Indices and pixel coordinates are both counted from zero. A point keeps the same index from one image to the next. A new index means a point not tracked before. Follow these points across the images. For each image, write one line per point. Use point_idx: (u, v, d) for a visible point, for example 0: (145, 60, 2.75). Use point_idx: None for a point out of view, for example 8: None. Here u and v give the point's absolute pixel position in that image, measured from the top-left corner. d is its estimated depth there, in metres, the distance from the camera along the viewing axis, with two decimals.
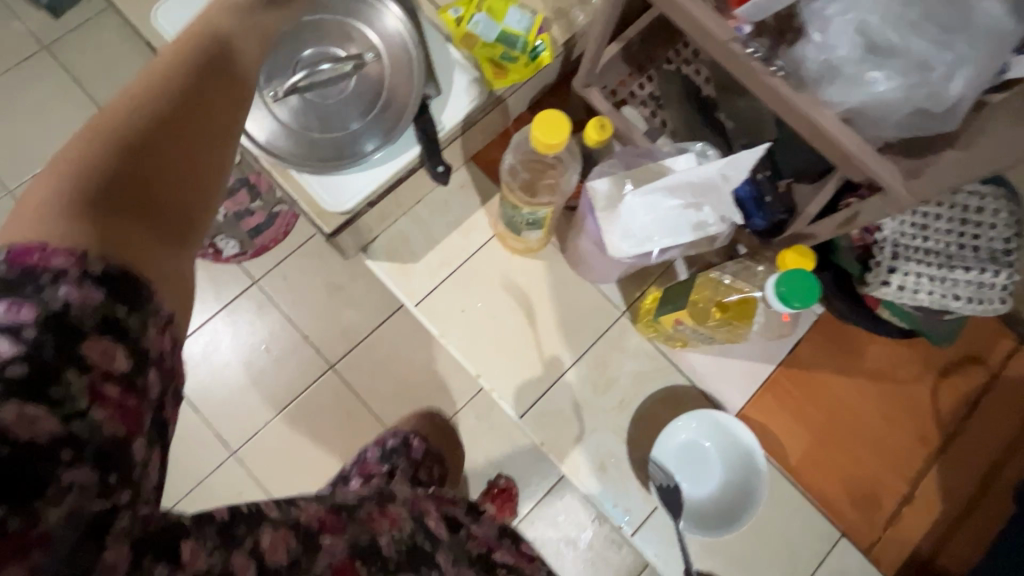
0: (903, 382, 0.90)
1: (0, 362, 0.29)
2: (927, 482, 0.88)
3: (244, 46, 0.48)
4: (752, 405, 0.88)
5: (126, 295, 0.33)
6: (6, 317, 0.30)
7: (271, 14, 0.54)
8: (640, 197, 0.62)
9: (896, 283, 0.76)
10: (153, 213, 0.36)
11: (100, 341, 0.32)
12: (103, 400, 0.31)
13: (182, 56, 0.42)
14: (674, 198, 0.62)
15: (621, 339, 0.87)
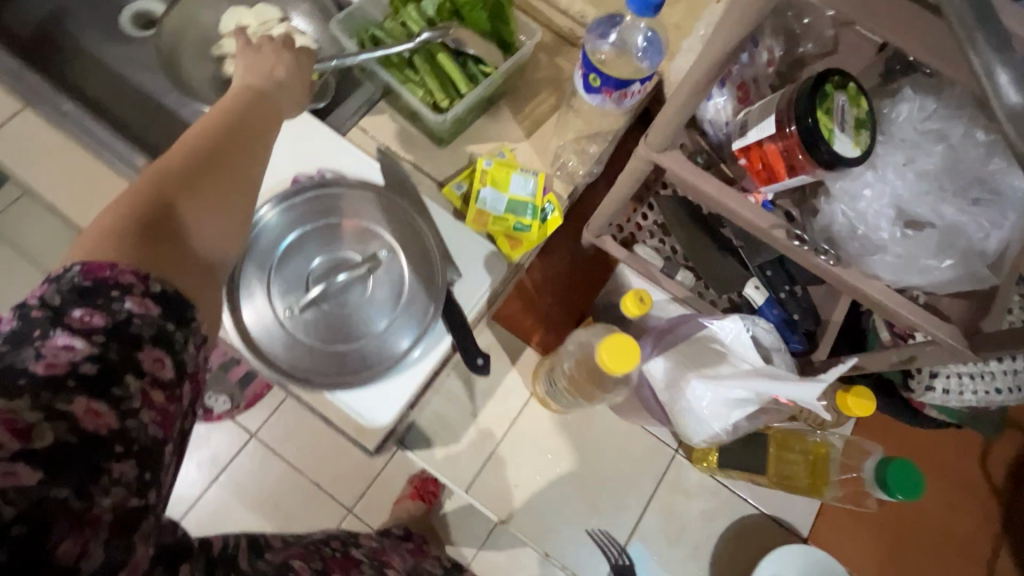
0: (953, 463, 0.90)
1: (76, 360, 0.33)
2: (1000, 562, 0.87)
3: (269, 116, 0.56)
4: (823, 521, 0.85)
5: (175, 314, 0.38)
6: (81, 321, 0.35)
7: (290, 89, 0.62)
8: (709, 385, 0.62)
9: (938, 388, 0.77)
10: (184, 250, 0.41)
11: (154, 351, 0.36)
12: (151, 403, 0.36)
13: (215, 118, 0.51)
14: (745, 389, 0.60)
15: (680, 480, 0.85)
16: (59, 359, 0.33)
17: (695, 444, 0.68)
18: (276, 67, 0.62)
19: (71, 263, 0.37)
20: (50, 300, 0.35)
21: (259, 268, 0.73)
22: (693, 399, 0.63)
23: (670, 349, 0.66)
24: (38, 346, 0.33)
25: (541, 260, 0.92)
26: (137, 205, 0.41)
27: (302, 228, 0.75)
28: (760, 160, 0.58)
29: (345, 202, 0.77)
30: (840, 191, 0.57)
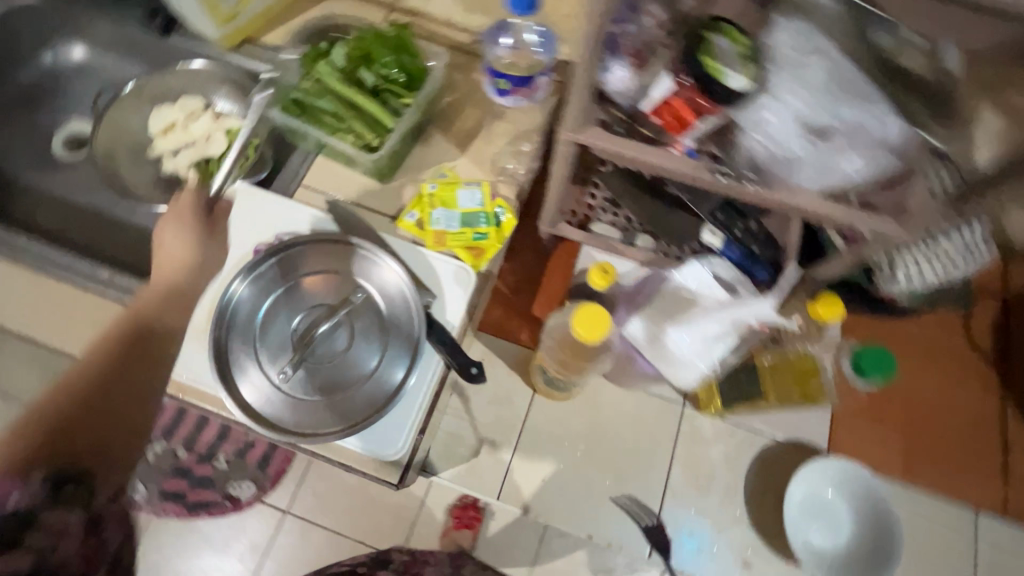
0: (941, 342, 0.93)
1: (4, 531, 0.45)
2: (1013, 421, 0.90)
3: (170, 313, 0.66)
4: (836, 430, 0.88)
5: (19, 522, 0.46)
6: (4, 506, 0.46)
7: (199, 264, 0.75)
8: (685, 331, 0.66)
9: (902, 278, 0.80)
10: (101, 431, 0.53)
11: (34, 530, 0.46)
12: (66, 547, 0.47)
13: (112, 330, 0.62)
14: (716, 325, 0.66)
15: (695, 430, 0.87)
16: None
17: (686, 387, 0.72)
18: (172, 244, 0.74)
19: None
20: None
21: (244, 342, 0.75)
22: (685, 351, 0.67)
23: (648, 314, 0.69)
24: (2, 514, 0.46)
25: (511, 263, 0.96)
26: (53, 404, 0.53)
27: (275, 295, 0.78)
28: (671, 113, 0.63)
29: (309, 258, 0.80)
30: (748, 121, 0.61)
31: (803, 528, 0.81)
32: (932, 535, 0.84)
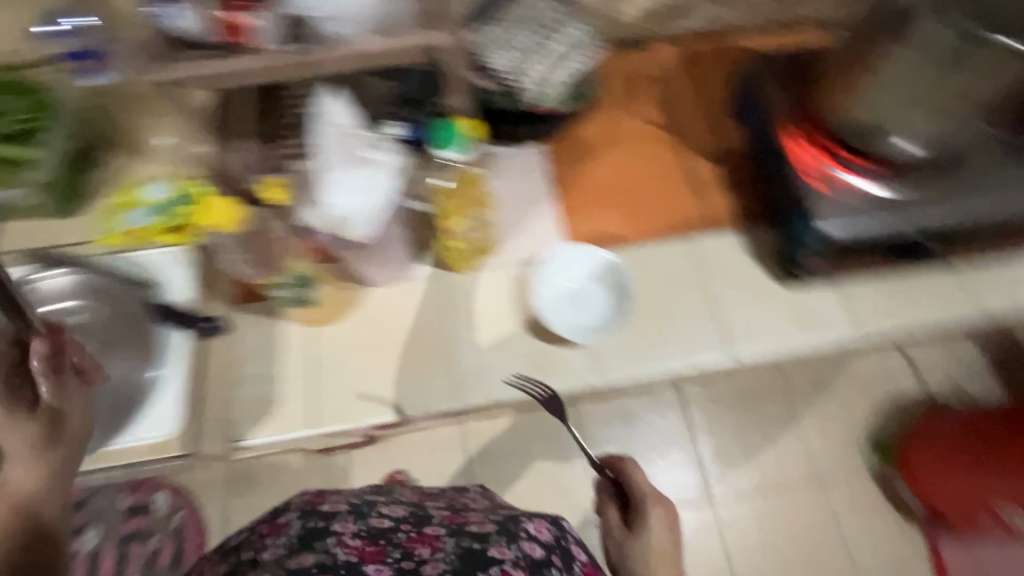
0: (619, 128, 1.11)
1: None
2: (692, 159, 1.08)
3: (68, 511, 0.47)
4: (566, 231, 1.02)
5: None
6: None
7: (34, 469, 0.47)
8: (338, 187, 0.77)
9: (550, 91, 0.97)
10: None
11: None
12: None
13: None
14: (360, 170, 0.78)
15: (456, 287, 0.96)
16: None
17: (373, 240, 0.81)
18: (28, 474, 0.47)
19: None
20: None
21: None
22: (341, 185, 0.77)
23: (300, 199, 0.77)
24: None
25: None
26: None
27: None
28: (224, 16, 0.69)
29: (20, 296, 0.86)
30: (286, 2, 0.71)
31: (560, 315, 0.93)
32: (668, 271, 0.99)
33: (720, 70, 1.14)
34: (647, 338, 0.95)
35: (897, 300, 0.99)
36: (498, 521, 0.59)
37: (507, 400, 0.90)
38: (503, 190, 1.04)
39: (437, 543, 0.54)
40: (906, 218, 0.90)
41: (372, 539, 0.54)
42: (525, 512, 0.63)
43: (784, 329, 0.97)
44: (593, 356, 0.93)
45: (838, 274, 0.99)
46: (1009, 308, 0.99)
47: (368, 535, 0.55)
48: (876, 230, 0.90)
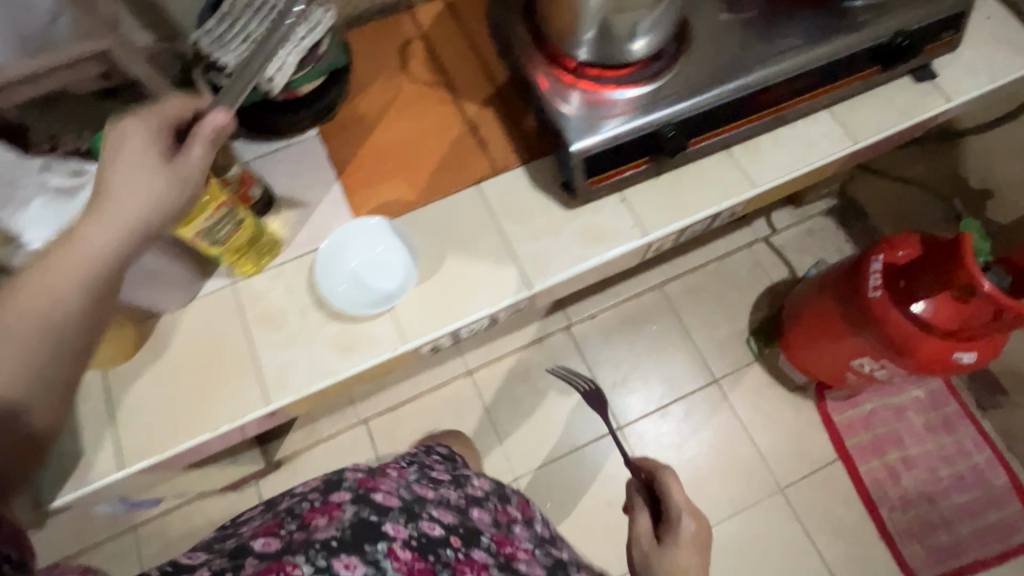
0: (395, 96, 1.11)
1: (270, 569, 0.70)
2: (470, 109, 1.09)
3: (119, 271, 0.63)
4: (354, 207, 1.01)
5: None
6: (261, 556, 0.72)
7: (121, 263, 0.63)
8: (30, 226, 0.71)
9: (274, 73, 0.92)
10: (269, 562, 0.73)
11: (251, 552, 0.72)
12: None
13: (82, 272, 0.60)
14: (39, 201, 0.73)
15: (251, 291, 0.95)
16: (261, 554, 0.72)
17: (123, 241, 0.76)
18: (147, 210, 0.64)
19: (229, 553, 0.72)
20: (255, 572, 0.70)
21: None
22: (31, 212, 0.72)
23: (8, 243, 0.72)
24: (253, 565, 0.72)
25: None
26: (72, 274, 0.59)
27: None
28: None
29: None
30: None
31: (348, 295, 0.94)
32: (457, 221, 1.00)
33: (464, 18, 1.16)
34: (447, 291, 0.95)
35: (674, 193, 1.02)
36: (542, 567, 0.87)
37: (317, 386, 0.89)
38: (282, 185, 1.03)
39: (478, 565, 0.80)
40: (647, 115, 0.91)
41: (418, 548, 0.77)
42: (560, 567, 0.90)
43: (579, 248, 0.99)
44: (395, 322, 0.93)
45: (648, 180, 1.02)
46: (778, 175, 1.04)
47: (416, 547, 0.77)
48: (622, 133, 0.91)
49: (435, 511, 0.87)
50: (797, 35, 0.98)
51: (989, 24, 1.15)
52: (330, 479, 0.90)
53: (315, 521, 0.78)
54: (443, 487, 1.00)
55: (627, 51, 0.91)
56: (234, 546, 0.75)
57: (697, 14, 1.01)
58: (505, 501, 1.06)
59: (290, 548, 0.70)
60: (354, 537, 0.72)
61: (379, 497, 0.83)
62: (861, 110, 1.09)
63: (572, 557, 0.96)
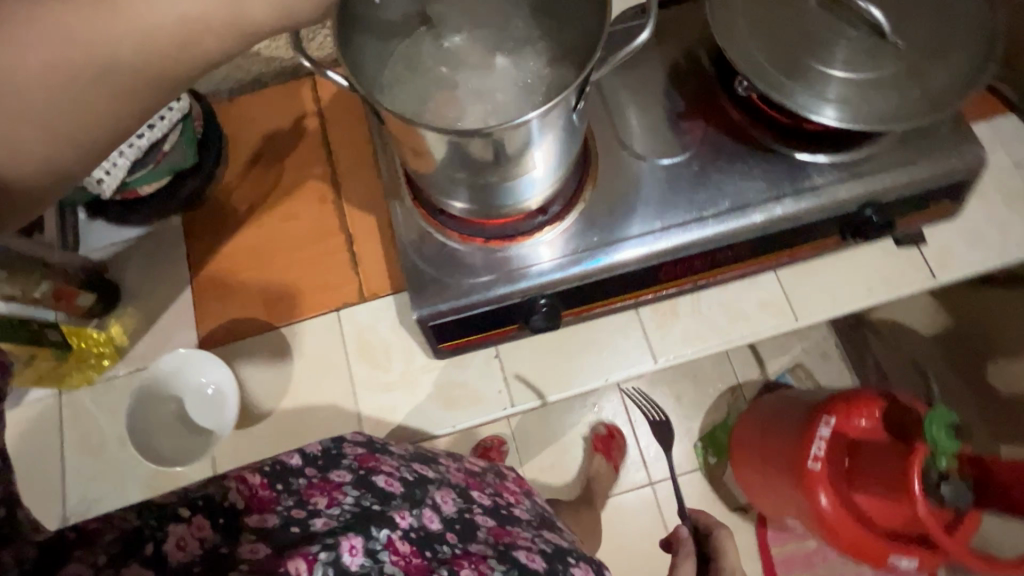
0: (273, 188, 0.97)
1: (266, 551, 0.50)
2: (350, 216, 0.95)
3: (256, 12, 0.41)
4: (201, 321, 0.91)
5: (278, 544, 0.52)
6: (251, 551, 0.50)
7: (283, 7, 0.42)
8: None
9: (104, 175, 0.80)
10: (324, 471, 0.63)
11: (247, 544, 0.50)
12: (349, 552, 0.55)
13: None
14: None
15: (72, 406, 0.87)
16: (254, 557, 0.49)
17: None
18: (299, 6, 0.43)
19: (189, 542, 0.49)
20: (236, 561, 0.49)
21: None
22: None
23: None
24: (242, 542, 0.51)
25: None
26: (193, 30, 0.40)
27: None
28: None
29: None
30: None
31: (162, 442, 0.83)
32: (305, 355, 0.88)
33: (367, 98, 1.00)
34: (276, 441, 0.85)
35: (556, 358, 0.88)
36: (547, 556, 0.61)
37: None
38: (132, 284, 0.94)
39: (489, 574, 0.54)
40: (513, 284, 0.75)
41: (419, 544, 0.55)
42: (576, 554, 0.65)
43: (432, 411, 0.86)
44: (213, 467, 0.85)
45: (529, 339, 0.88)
46: (689, 350, 0.87)
47: (416, 541, 0.55)
48: (480, 304, 0.76)
49: (437, 493, 0.63)
50: (731, 193, 0.78)
51: (1018, 178, 0.90)
52: (330, 450, 0.65)
53: (313, 496, 0.57)
54: (441, 458, 0.75)
55: (500, 208, 0.74)
56: (230, 504, 0.54)
57: (611, 148, 0.82)
58: (500, 479, 0.81)
59: (289, 529, 0.53)
60: (356, 524, 0.53)
61: (381, 481, 0.61)
62: (816, 277, 0.88)
63: (575, 544, 0.68)
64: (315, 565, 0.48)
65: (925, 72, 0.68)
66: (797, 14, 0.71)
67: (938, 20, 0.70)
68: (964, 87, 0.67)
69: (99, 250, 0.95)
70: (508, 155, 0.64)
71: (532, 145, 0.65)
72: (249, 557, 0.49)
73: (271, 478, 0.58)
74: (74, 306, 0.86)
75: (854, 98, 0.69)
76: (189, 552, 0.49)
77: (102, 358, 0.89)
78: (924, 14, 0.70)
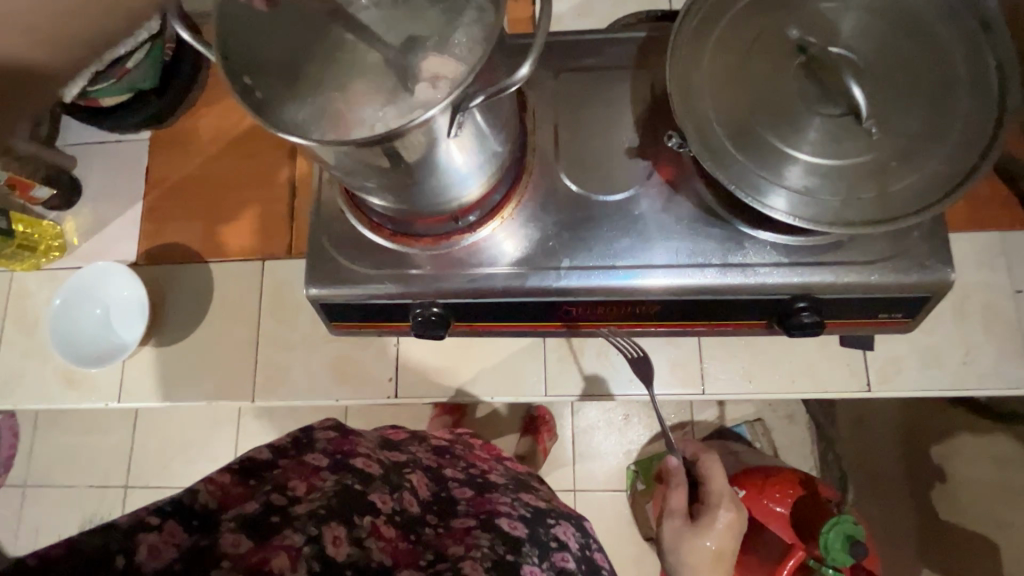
0: (238, 124, 0.98)
1: (249, 543, 0.56)
2: (300, 170, 0.95)
3: None
4: (144, 238, 0.96)
5: (256, 535, 0.57)
6: (232, 542, 0.55)
7: None
8: None
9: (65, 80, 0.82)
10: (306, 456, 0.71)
11: (229, 537, 0.55)
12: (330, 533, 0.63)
13: None
14: None
15: (20, 287, 0.95)
16: (236, 544, 0.55)
17: None
18: None
19: (162, 536, 0.53)
20: (231, 556, 0.54)
21: None
22: None
23: None
24: (223, 537, 0.55)
25: None
26: None
27: None
28: None
29: None
30: None
31: (82, 342, 0.91)
32: (222, 297, 0.92)
33: None
34: (178, 369, 0.90)
35: (452, 363, 0.89)
36: (526, 521, 0.76)
37: (31, 407, 0.91)
38: (93, 185, 0.98)
39: (472, 542, 0.69)
40: (407, 286, 0.75)
41: (402, 526, 0.69)
42: (555, 514, 0.83)
43: (321, 381, 0.88)
44: (122, 376, 0.91)
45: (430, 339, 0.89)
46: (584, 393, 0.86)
47: (399, 524, 0.69)
48: (373, 297, 0.76)
49: (413, 476, 0.79)
50: (656, 249, 0.73)
51: (1011, 308, 0.79)
52: (299, 438, 0.74)
53: (291, 482, 0.65)
54: (409, 442, 0.90)
55: (407, 209, 0.71)
56: (204, 504, 0.59)
57: (550, 169, 0.77)
58: (471, 448, 0.96)
59: (269, 518, 0.59)
60: (340, 514, 0.62)
61: (359, 464, 0.72)
62: (737, 354, 0.83)
63: (552, 504, 0.85)
64: (298, 560, 0.55)
65: (887, 173, 0.59)
66: (769, 71, 0.63)
67: (932, 115, 0.59)
68: (924, 203, 0.58)
69: (74, 145, 0.99)
70: (410, 165, 0.61)
71: (439, 151, 0.60)
72: (230, 553, 0.54)
73: (242, 475, 0.64)
74: (31, 196, 0.93)
75: (794, 184, 0.61)
76: (165, 555, 0.53)
77: (52, 248, 0.95)
78: (917, 104, 0.59)
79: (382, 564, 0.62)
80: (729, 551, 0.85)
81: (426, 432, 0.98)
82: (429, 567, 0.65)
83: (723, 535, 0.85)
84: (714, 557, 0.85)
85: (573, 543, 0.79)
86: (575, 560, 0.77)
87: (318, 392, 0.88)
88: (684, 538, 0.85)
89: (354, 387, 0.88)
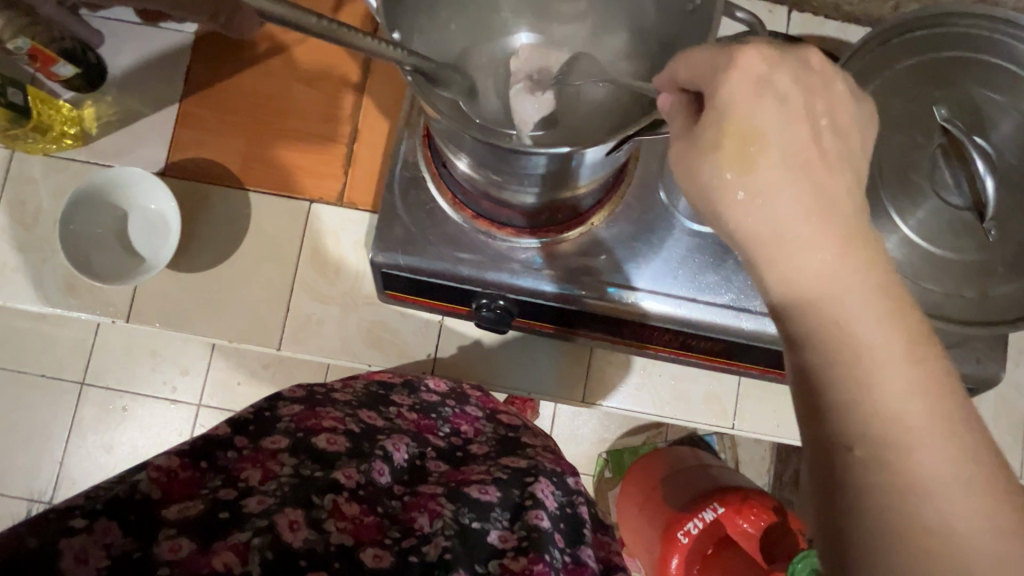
0: (301, 42, 0.87)
1: (186, 548, 0.48)
2: (363, 110, 0.87)
3: None
4: (177, 147, 0.86)
5: (200, 539, 0.49)
6: (169, 551, 0.47)
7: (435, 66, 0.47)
8: None
9: None
10: (262, 441, 0.60)
11: (165, 544, 0.47)
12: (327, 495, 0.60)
13: None
14: None
15: (23, 170, 0.84)
16: (176, 545, 0.48)
17: None
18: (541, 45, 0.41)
19: (94, 542, 0.45)
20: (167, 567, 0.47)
21: None
22: None
23: None
24: (160, 541, 0.48)
25: None
26: None
27: None
28: None
29: None
30: None
31: (89, 250, 0.81)
32: (260, 231, 0.85)
33: None
34: (198, 298, 0.83)
35: (493, 351, 0.87)
36: (500, 484, 0.65)
37: (22, 307, 0.83)
38: (121, 72, 0.86)
39: (435, 509, 0.60)
40: (475, 273, 0.71)
41: (369, 501, 0.59)
42: (535, 471, 0.69)
43: (353, 344, 0.84)
44: (133, 293, 0.83)
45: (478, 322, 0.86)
46: (618, 404, 0.87)
47: (364, 499, 0.59)
48: (438, 276, 0.72)
49: (388, 441, 0.66)
50: (737, 290, 0.71)
51: (1020, 403, 0.85)
52: (262, 411, 0.64)
53: (244, 474, 0.56)
54: (393, 394, 0.76)
55: (494, 194, 0.65)
56: (145, 494, 0.50)
57: (650, 183, 0.74)
58: (462, 404, 0.80)
59: (217, 517, 0.51)
60: (295, 498, 0.55)
61: (322, 442, 0.62)
62: (774, 397, 0.87)
63: (535, 460, 0.71)
64: (249, 553, 0.48)
65: (992, 276, 0.60)
66: (907, 145, 0.62)
67: None
68: (1017, 313, 0.60)
69: (102, 18, 0.86)
70: (512, 168, 0.54)
71: (539, 170, 0.54)
72: (169, 561, 0.47)
73: (193, 458, 0.55)
74: (51, 71, 0.81)
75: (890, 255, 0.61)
76: (93, 562, 0.45)
77: (65, 133, 0.85)
78: None
79: (343, 545, 0.53)
80: (821, 172, 0.39)
81: (417, 377, 0.81)
82: (396, 544, 0.55)
83: (791, 125, 0.39)
84: (753, 164, 0.39)
85: (552, 501, 0.65)
86: (552, 520, 0.64)
87: (348, 352, 0.84)
88: (718, 139, 0.39)
89: (388, 351, 0.85)
